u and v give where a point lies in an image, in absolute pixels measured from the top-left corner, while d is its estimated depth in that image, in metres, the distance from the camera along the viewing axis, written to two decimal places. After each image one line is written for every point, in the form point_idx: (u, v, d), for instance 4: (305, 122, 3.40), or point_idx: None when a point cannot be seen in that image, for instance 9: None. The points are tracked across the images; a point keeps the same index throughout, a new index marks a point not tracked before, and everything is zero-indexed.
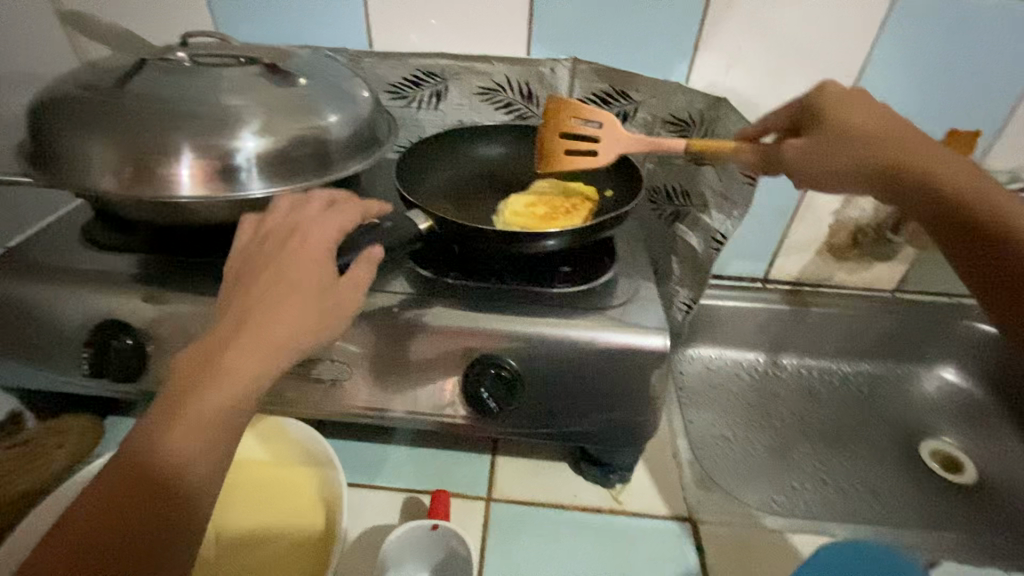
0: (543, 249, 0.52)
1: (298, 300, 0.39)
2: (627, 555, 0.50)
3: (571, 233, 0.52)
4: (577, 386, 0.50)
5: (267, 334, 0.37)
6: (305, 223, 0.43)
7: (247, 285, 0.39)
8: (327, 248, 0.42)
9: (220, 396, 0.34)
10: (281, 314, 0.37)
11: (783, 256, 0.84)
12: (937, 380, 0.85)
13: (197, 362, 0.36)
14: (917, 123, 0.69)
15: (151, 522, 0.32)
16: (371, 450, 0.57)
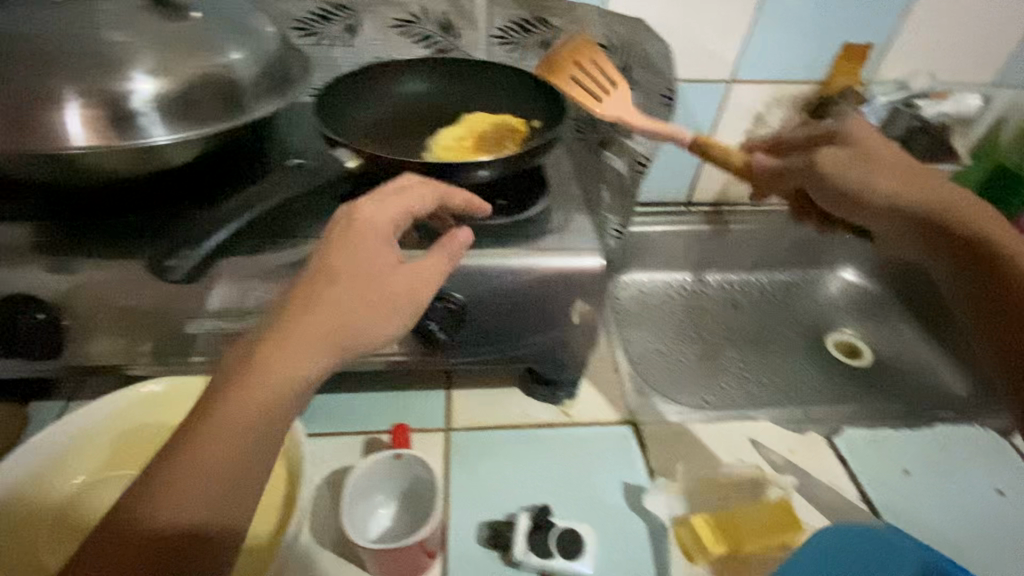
0: (476, 178, 0.52)
1: (348, 295, 0.37)
2: (581, 457, 0.54)
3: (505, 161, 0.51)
4: (521, 309, 0.51)
5: (313, 330, 0.35)
6: (361, 205, 0.41)
7: (304, 275, 0.38)
8: (382, 229, 0.40)
9: (260, 399, 0.33)
10: (334, 308, 0.36)
11: (704, 179, 0.88)
12: (840, 281, 0.94)
13: (243, 354, 0.34)
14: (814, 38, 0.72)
15: (170, 549, 0.30)
16: (325, 399, 0.58)
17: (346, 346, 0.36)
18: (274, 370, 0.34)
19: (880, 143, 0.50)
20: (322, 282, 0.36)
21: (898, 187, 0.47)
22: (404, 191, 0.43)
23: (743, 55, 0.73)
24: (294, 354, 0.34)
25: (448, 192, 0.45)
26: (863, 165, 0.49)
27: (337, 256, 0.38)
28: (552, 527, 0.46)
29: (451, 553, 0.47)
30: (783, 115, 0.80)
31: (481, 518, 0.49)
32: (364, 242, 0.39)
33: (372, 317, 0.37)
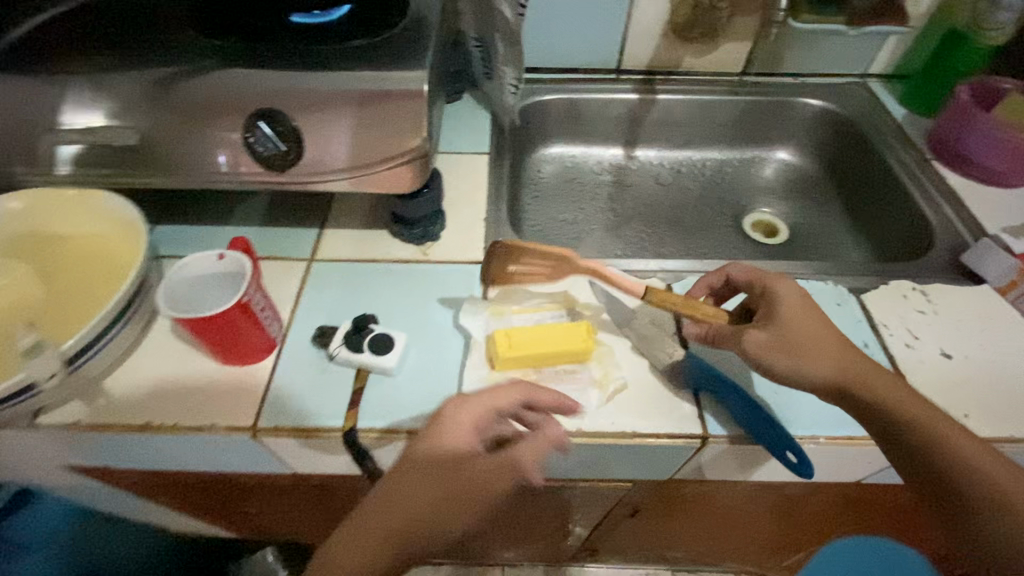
0: None
1: (434, 471, 0.41)
2: (426, 287, 0.58)
3: None
4: (355, 136, 0.52)
5: (375, 516, 0.41)
6: (447, 413, 0.42)
7: (409, 452, 0.42)
8: (467, 450, 0.41)
9: (360, 553, 0.41)
10: (399, 489, 0.41)
11: (630, 42, 0.84)
12: (776, 163, 0.91)
13: (351, 523, 0.42)
14: None
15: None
16: (204, 229, 0.63)
17: (407, 545, 0.41)
18: (340, 562, 0.41)
19: (876, 379, 0.45)
20: (418, 443, 0.42)
21: (809, 364, 0.45)
22: (498, 390, 0.43)
23: None
24: (351, 554, 0.41)
25: (531, 393, 0.44)
26: (870, 425, 0.45)
27: (398, 479, 0.41)
28: (369, 331, 0.52)
29: (283, 350, 0.53)
30: None
31: (316, 327, 0.54)
32: (449, 466, 0.41)
33: (433, 518, 0.40)
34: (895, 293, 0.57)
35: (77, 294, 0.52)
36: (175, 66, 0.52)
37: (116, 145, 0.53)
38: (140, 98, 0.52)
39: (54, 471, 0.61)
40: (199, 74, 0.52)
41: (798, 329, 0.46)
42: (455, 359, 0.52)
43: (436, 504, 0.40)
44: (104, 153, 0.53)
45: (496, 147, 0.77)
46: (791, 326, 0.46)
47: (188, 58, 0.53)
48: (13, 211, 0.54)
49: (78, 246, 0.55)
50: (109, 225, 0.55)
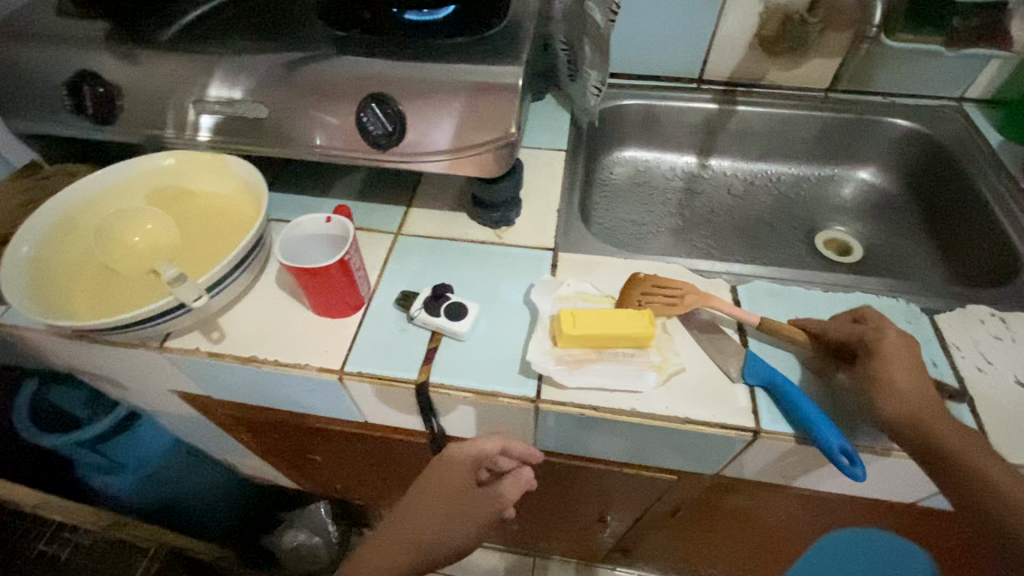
0: None
1: (441, 499, 0.54)
2: (499, 266, 0.63)
3: None
4: (452, 122, 0.58)
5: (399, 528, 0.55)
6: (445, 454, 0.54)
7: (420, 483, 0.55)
8: (459, 482, 0.54)
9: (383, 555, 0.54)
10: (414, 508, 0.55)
11: (715, 53, 0.85)
12: (855, 182, 0.90)
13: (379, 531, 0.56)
14: None
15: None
16: (308, 198, 0.71)
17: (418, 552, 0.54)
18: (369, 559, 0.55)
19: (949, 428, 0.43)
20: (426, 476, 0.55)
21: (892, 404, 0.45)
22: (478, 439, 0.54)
23: None
24: (378, 554, 0.55)
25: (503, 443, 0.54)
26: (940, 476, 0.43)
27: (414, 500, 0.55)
28: (445, 299, 0.57)
29: (369, 309, 0.59)
30: None
31: (398, 292, 0.60)
32: (452, 499, 0.54)
33: (438, 530, 0.54)
34: (970, 317, 0.56)
35: (207, 242, 0.61)
36: (304, 53, 0.60)
37: (249, 117, 0.61)
38: (272, 78, 0.60)
39: (166, 394, 0.70)
40: (325, 60, 0.59)
41: (889, 368, 0.46)
42: (520, 333, 0.56)
43: (441, 519, 0.54)
44: (239, 124, 0.62)
45: (573, 145, 0.81)
46: (883, 373, 0.46)
47: (317, 47, 0.61)
48: (167, 166, 0.65)
49: (212, 202, 0.65)
50: (240, 186, 0.65)
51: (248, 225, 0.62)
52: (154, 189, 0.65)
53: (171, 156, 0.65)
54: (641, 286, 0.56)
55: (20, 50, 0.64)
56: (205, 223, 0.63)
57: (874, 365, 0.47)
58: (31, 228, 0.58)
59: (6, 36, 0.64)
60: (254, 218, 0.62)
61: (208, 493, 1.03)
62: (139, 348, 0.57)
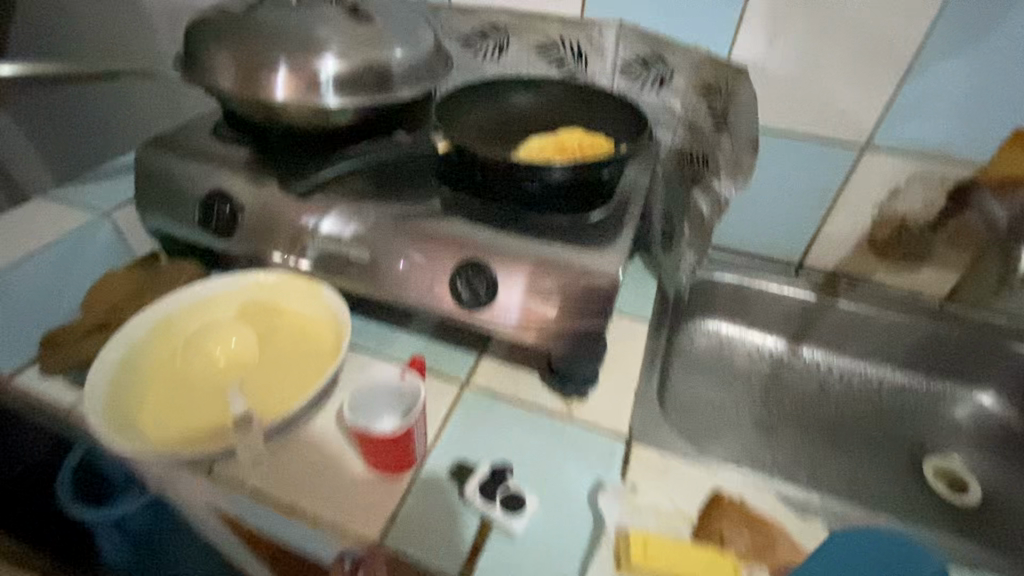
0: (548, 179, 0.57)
1: None
2: (566, 446, 0.58)
3: (575, 166, 0.56)
4: (545, 298, 0.57)
5: None
6: None
7: None
8: None
9: None
10: None
11: (819, 246, 0.82)
12: (971, 405, 0.82)
13: None
14: (965, 141, 0.67)
15: None
16: (386, 328, 0.71)
17: None
18: None
19: None
20: None
21: None
22: None
23: (884, 126, 0.69)
24: None
25: None
26: None
27: None
28: (505, 484, 0.52)
29: (422, 472, 0.55)
30: (924, 193, 0.72)
31: (455, 458, 0.56)
32: None
33: None
34: None
35: (279, 369, 0.60)
36: (415, 206, 0.63)
37: (351, 256, 0.64)
38: (380, 224, 0.62)
39: None
40: (434, 217, 0.62)
41: None
42: (582, 542, 0.50)
43: None
44: (337, 259, 0.64)
45: (658, 317, 0.78)
46: None
47: (432, 203, 0.64)
48: (267, 283, 0.68)
49: (296, 325, 0.65)
50: (326, 312, 0.65)
51: (324, 354, 0.61)
52: (246, 303, 0.67)
53: (274, 274, 0.68)
54: (722, 515, 0.52)
55: (173, 164, 0.71)
56: (285, 346, 0.63)
57: None
58: (128, 330, 0.61)
59: (165, 150, 0.73)
60: (331, 348, 0.62)
61: None
62: None
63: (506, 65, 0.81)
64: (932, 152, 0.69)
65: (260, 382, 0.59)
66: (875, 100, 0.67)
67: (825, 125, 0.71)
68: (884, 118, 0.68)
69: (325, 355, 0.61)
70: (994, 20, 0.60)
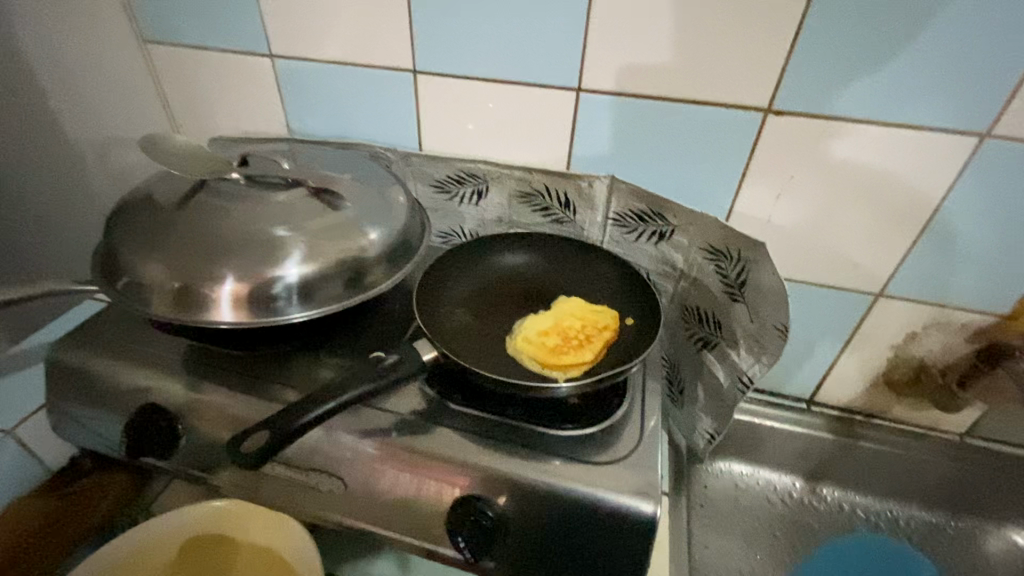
0: (554, 394, 0.49)
1: None
2: None
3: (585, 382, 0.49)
4: (563, 535, 0.48)
5: None
6: None
7: None
8: None
9: None
10: None
11: (831, 383, 0.77)
12: (1004, 543, 0.76)
13: None
14: (982, 291, 0.63)
15: None
16: (366, 545, 0.59)
17: None
18: None
19: None
20: None
21: None
22: None
23: (898, 275, 0.65)
24: None
25: None
26: None
27: None
28: None
29: None
30: (942, 338, 0.68)
31: None
32: None
33: None
34: None
35: None
36: (397, 418, 0.53)
37: (320, 485, 0.52)
38: (354, 446, 0.51)
39: None
40: (421, 433, 0.52)
41: None
42: None
43: None
44: (303, 487, 0.53)
45: (672, 485, 0.69)
46: None
47: (414, 409, 0.54)
48: (215, 511, 0.55)
49: (259, 562, 0.55)
50: (293, 549, 0.54)
51: None
52: (196, 540, 0.56)
53: (223, 498, 0.56)
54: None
55: (91, 364, 0.58)
56: None
57: None
58: None
59: (84, 345, 0.60)
60: None
61: None
62: None
63: (486, 210, 0.73)
64: (945, 301, 0.65)
65: None
66: (888, 252, 0.63)
67: (834, 274, 0.67)
68: (898, 269, 0.64)
69: None
70: (1013, 179, 0.56)
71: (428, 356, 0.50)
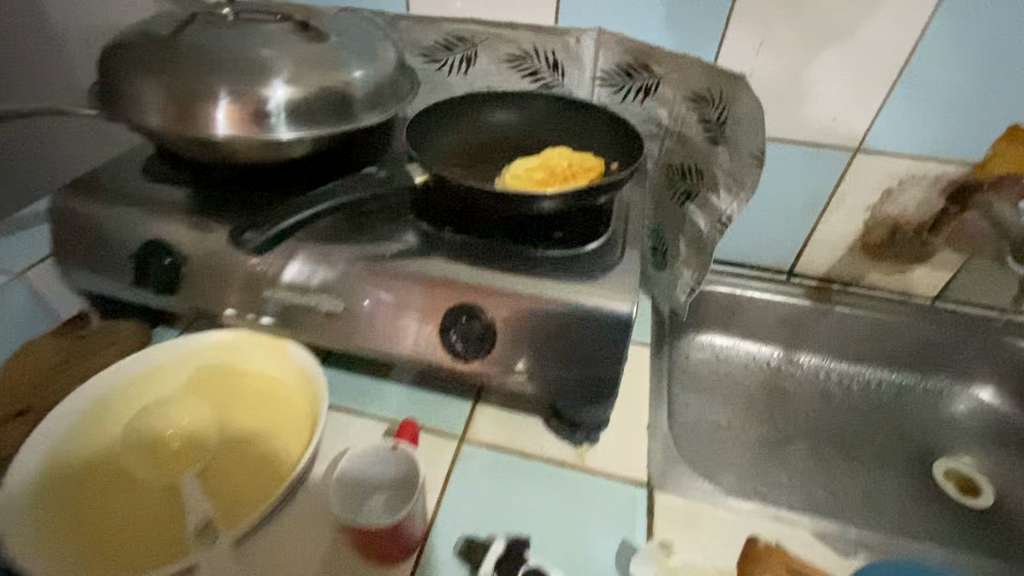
0: (537, 210, 0.51)
1: None
2: (584, 509, 0.52)
3: (567, 195, 0.50)
4: (547, 339, 0.51)
5: None
6: None
7: None
8: None
9: None
10: None
11: (810, 251, 0.80)
12: (969, 401, 0.80)
13: None
14: (954, 139, 0.65)
15: None
16: (366, 382, 0.63)
17: None
18: None
19: None
20: None
21: None
22: None
23: (875, 126, 0.66)
24: None
25: None
26: None
27: None
28: (524, 559, 0.46)
29: (424, 554, 0.48)
30: (916, 193, 0.70)
31: (461, 534, 0.49)
32: None
33: None
34: None
35: (242, 446, 0.52)
36: (392, 245, 0.56)
37: (320, 307, 0.55)
38: (349, 269, 0.54)
39: None
40: (415, 257, 0.54)
41: None
42: None
43: None
44: (305, 312, 0.56)
45: (655, 339, 0.73)
46: None
47: (406, 240, 0.56)
48: (218, 343, 0.58)
49: (259, 387, 0.57)
50: (296, 372, 0.57)
51: (298, 421, 0.54)
52: (198, 371, 0.58)
53: (228, 331, 0.59)
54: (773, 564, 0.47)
55: (95, 210, 0.61)
56: (253, 418, 0.55)
57: None
58: (47, 423, 0.49)
59: (87, 194, 0.62)
60: (308, 412, 0.54)
61: None
62: None
63: (475, 78, 0.74)
64: (918, 154, 0.67)
65: (226, 463, 0.51)
66: (865, 102, 0.65)
67: (814, 130, 0.68)
68: (876, 120, 0.66)
69: (298, 422, 0.54)
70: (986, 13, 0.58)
71: (417, 177, 0.52)
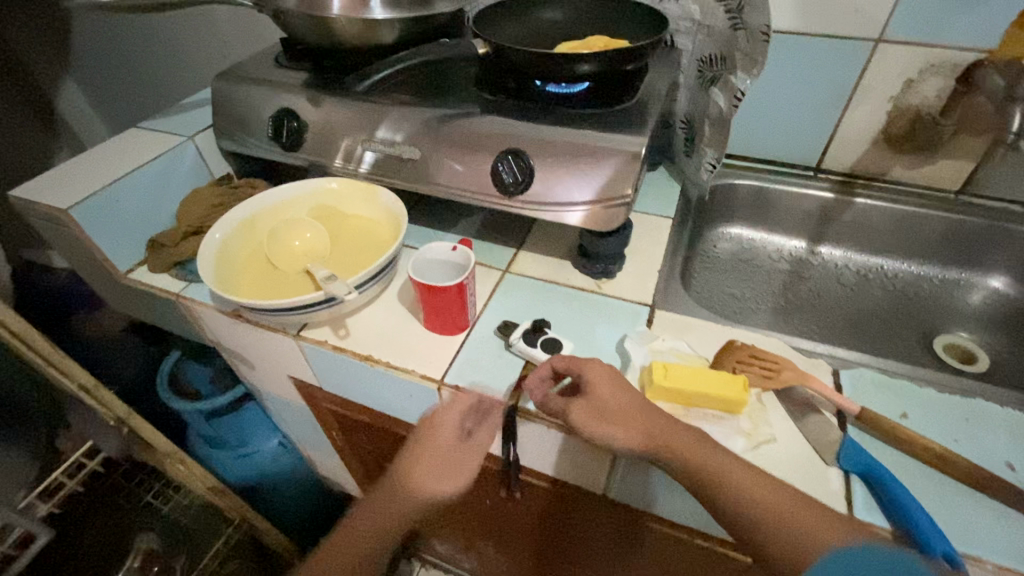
0: (577, 71, 0.64)
1: None
2: (597, 314, 0.67)
3: (603, 58, 0.63)
4: (574, 176, 0.64)
5: None
6: None
7: None
8: None
9: None
10: None
11: (835, 145, 0.86)
12: (984, 290, 0.85)
13: None
14: (974, 25, 0.70)
15: None
16: (434, 230, 0.80)
17: None
18: None
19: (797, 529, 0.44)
20: None
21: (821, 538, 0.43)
22: None
23: (896, 15, 0.72)
24: None
25: None
26: None
27: None
28: (544, 333, 0.62)
29: (472, 331, 0.65)
30: (935, 83, 0.76)
31: (500, 320, 0.66)
32: None
33: None
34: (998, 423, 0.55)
35: (347, 255, 0.71)
36: (458, 110, 0.71)
37: (403, 157, 0.72)
38: (426, 126, 0.70)
39: (283, 381, 0.80)
40: (475, 117, 0.70)
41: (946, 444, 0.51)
42: None
43: None
44: (391, 161, 0.73)
45: (680, 215, 0.84)
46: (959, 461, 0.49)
47: (469, 107, 0.72)
48: (331, 189, 0.77)
49: (359, 222, 0.76)
50: (387, 211, 0.75)
51: (387, 243, 0.72)
52: (316, 208, 0.77)
53: (337, 180, 0.77)
54: (737, 353, 0.58)
55: (241, 88, 0.81)
56: (355, 239, 0.73)
57: (904, 436, 0.51)
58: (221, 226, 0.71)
59: (234, 78, 0.82)
60: (394, 236, 0.72)
61: (284, 485, 1.11)
62: (279, 332, 0.68)
63: None
64: (944, 41, 0.72)
65: (337, 262, 0.70)
66: None
67: (836, 22, 0.75)
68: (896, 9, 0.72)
69: (387, 243, 0.72)
70: None
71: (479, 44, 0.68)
